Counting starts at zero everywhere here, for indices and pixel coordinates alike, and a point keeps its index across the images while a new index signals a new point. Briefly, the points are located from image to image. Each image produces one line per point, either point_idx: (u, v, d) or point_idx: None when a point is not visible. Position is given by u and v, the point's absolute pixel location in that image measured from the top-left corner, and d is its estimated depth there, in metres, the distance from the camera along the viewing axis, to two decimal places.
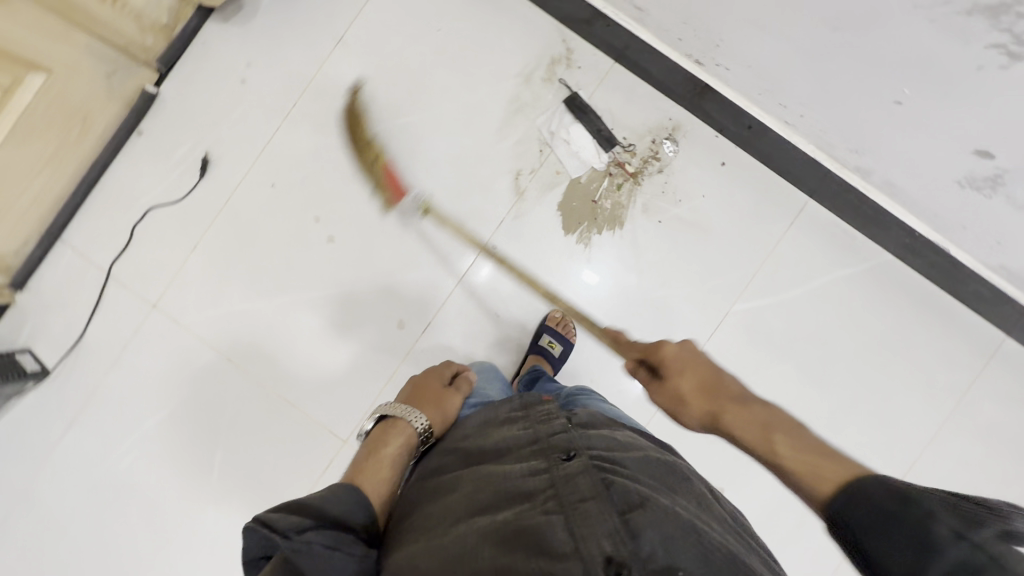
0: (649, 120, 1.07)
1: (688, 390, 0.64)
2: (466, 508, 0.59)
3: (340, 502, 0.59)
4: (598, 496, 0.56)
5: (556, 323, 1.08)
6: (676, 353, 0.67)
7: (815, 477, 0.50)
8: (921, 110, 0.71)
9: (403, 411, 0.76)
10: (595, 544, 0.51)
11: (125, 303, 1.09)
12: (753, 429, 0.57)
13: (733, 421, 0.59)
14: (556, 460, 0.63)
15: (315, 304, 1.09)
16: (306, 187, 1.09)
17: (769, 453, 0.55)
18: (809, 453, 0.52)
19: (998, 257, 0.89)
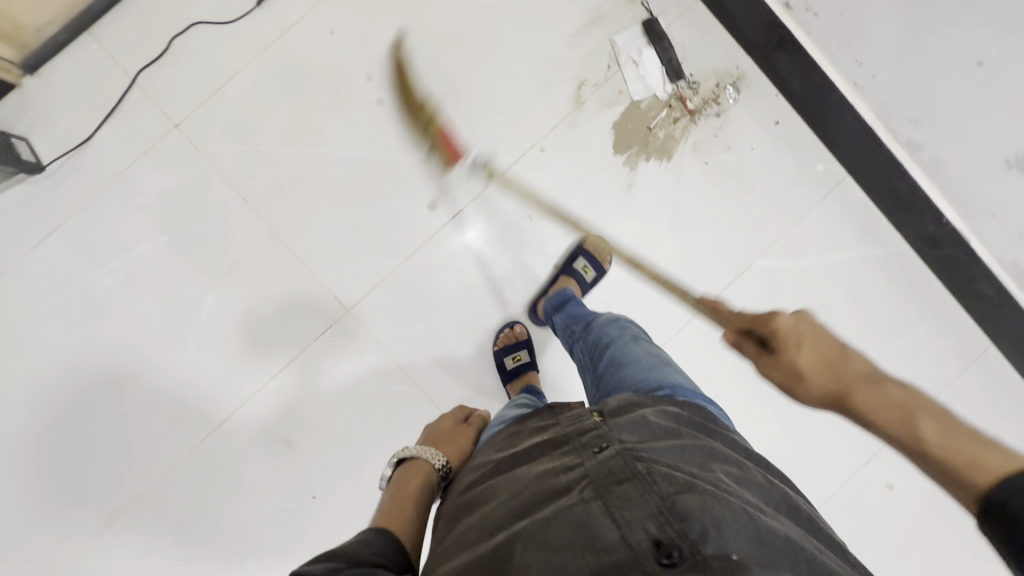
0: (718, 64, 1.08)
1: (808, 364, 0.59)
2: (503, 511, 0.56)
3: (362, 546, 0.56)
4: (639, 481, 0.54)
5: (593, 248, 1.05)
6: (790, 329, 0.62)
7: (970, 464, 0.45)
8: (999, 74, 0.75)
9: (420, 451, 0.80)
10: (642, 530, 0.49)
11: (144, 116, 1.02)
12: (889, 413, 0.52)
13: (862, 402, 0.54)
14: (589, 453, 0.59)
15: (347, 164, 1.05)
16: (366, 43, 1.04)
17: (906, 432, 0.50)
18: (956, 435, 0.47)
19: (1016, 251, 0.94)
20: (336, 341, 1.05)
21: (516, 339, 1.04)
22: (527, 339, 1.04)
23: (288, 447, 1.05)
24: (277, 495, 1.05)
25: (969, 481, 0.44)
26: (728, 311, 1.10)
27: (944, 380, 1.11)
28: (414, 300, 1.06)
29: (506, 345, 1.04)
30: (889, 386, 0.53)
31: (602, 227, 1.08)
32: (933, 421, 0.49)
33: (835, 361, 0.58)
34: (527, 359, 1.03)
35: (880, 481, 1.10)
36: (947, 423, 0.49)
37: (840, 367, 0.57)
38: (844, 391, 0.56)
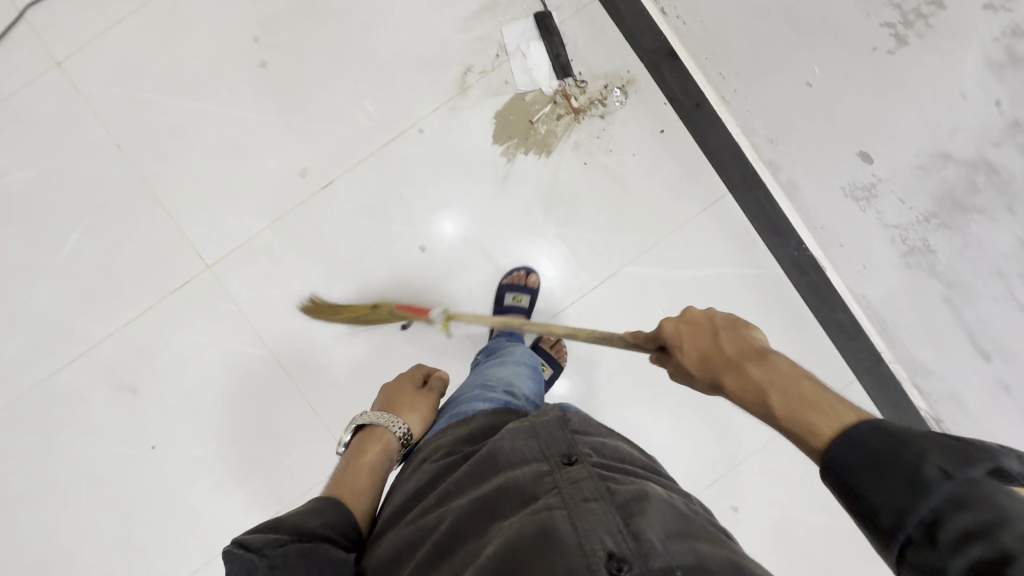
0: (608, 65, 1.08)
1: (690, 360, 0.56)
2: (466, 507, 0.55)
3: (314, 518, 0.58)
4: (602, 497, 0.53)
5: (550, 345, 1.09)
6: (672, 328, 0.59)
7: (811, 434, 0.45)
8: (824, 95, 0.73)
9: (382, 418, 0.77)
10: (599, 543, 0.48)
11: (28, 50, 1.03)
12: (755, 401, 0.50)
13: (729, 387, 0.52)
14: (557, 460, 0.59)
15: (224, 121, 1.05)
16: (257, 4, 1.05)
17: (765, 412, 0.49)
18: (799, 400, 0.47)
19: (861, 285, 0.93)
20: (195, 295, 1.06)
21: (523, 283, 1.07)
22: (533, 289, 1.07)
23: (134, 395, 1.06)
24: (118, 439, 1.05)
25: (813, 448, 0.44)
26: (591, 314, 1.10)
27: None
28: (276, 263, 1.06)
29: (511, 284, 1.06)
30: (750, 365, 0.51)
31: (473, 216, 1.08)
32: (784, 399, 0.47)
33: (712, 344, 0.55)
34: (524, 304, 1.05)
35: (725, 501, 1.08)
36: (795, 395, 0.47)
37: (714, 356, 0.54)
38: (720, 380, 0.53)
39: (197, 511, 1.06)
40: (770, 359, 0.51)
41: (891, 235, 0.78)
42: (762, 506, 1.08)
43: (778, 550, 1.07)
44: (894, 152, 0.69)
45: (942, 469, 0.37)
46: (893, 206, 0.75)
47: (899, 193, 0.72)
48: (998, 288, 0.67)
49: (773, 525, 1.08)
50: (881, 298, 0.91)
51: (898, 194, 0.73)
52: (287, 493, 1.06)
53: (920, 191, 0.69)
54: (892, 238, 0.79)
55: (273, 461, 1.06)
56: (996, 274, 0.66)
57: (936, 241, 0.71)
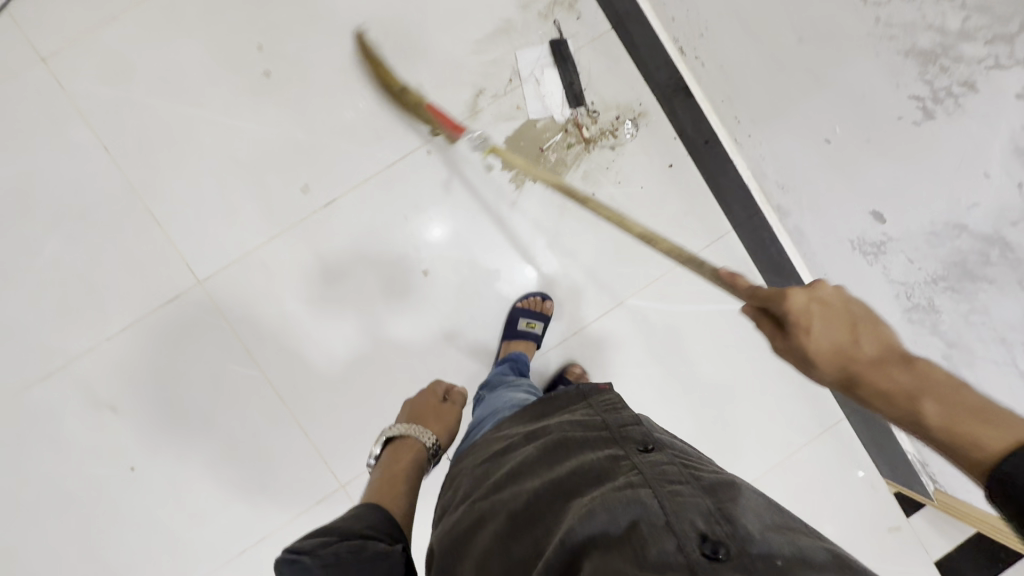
0: (620, 97, 1.07)
1: (819, 352, 0.48)
2: (546, 485, 0.56)
3: (359, 520, 0.59)
4: (687, 481, 0.53)
5: (574, 377, 1.05)
6: (802, 304, 0.50)
7: (981, 452, 0.37)
8: (843, 153, 0.74)
9: (409, 431, 0.84)
10: (689, 521, 0.47)
11: (11, 43, 0.97)
12: (900, 406, 0.43)
13: (868, 390, 0.45)
14: (633, 449, 0.59)
15: (221, 130, 1.01)
16: (261, 11, 1.01)
17: (916, 424, 0.41)
18: (962, 412, 0.39)
19: None
20: (183, 309, 1.01)
21: (537, 309, 1.05)
22: (547, 316, 1.05)
23: (113, 413, 1.00)
24: (94, 459, 1.00)
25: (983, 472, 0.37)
26: (593, 344, 1.09)
27: (794, 444, 1.11)
28: (272, 281, 1.02)
29: (526, 308, 1.04)
30: (896, 370, 0.44)
31: (480, 241, 1.06)
32: (946, 409, 0.40)
33: (855, 325, 0.48)
34: (537, 331, 1.03)
35: None
36: (958, 406, 0.40)
37: (849, 354, 0.47)
38: (856, 380, 0.46)
39: (179, 536, 1.01)
40: (920, 364, 0.44)
41: (896, 291, 0.80)
42: None
43: None
44: (908, 216, 0.70)
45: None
46: (902, 266, 0.76)
47: (908, 254, 0.74)
48: (999, 355, 0.68)
49: None
50: None
51: (907, 254, 0.74)
52: (275, 519, 1.02)
53: (931, 254, 0.70)
54: (897, 294, 0.81)
55: (260, 485, 1.03)
56: (998, 341, 0.67)
57: (942, 302, 0.73)
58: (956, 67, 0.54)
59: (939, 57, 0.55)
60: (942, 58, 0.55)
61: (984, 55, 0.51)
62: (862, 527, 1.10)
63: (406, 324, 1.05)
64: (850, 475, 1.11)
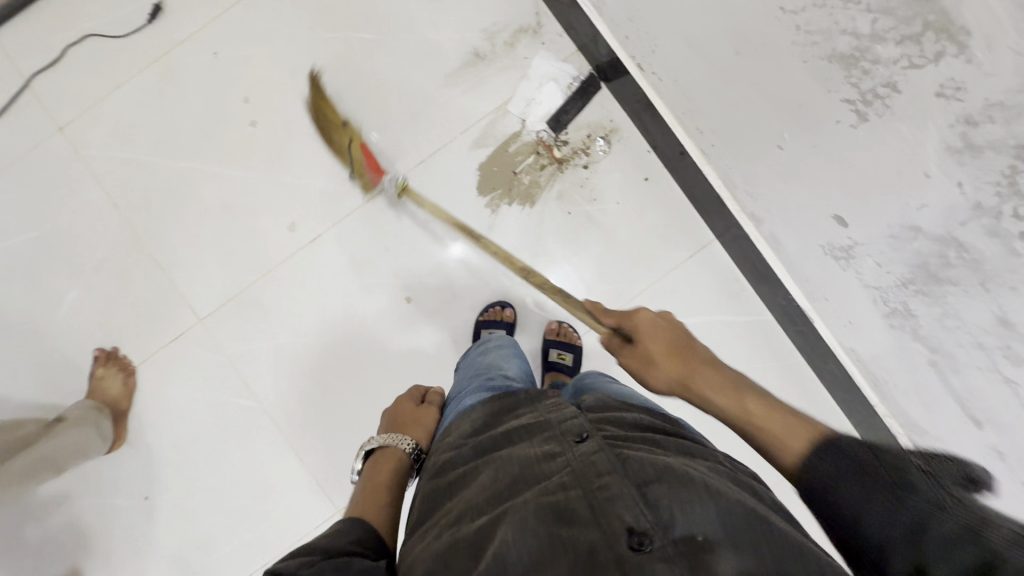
0: (590, 115, 1.08)
1: (659, 354, 0.73)
2: (483, 491, 0.56)
3: (339, 539, 0.56)
4: (615, 470, 0.52)
5: (557, 333, 1.08)
6: (654, 333, 0.76)
7: (784, 446, 0.54)
8: (796, 159, 0.72)
9: (388, 438, 0.79)
10: (617, 515, 0.48)
11: (33, 117, 1.08)
12: (724, 395, 0.64)
13: (695, 388, 0.68)
14: (569, 442, 0.59)
15: (215, 179, 1.09)
16: (246, 66, 1.09)
17: (745, 421, 0.60)
18: (778, 413, 0.58)
19: (850, 339, 0.91)
20: (187, 348, 1.08)
21: (498, 318, 1.06)
22: (509, 323, 1.06)
23: (129, 446, 1.08)
24: (116, 490, 1.08)
25: (787, 455, 0.53)
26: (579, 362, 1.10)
27: None
28: (265, 316, 1.08)
29: (488, 319, 1.06)
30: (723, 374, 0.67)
31: (460, 266, 1.09)
32: (762, 405, 0.60)
33: (686, 358, 0.72)
34: None
35: None
36: (774, 411, 0.58)
37: (682, 355, 0.72)
38: (683, 382, 0.70)
39: (192, 562, 1.07)
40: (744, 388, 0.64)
41: (873, 296, 0.77)
42: None
43: None
44: (867, 220, 0.68)
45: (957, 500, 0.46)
46: (871, 270, 0.73)
47: (875, 258, 0.71)
48: (981, 360, 0.64)
49: None
50: (870, 353, 0.88)
51: (874, 258, 0.71)
52: (279, 545, 1.07)
53: (895, 258, 0.67)
54: (874, 299, 0.77)
55: (265, 511, 1.07)
56: (976, 344, 0.63)
57: (916, 306, 0.69)
58: (877, 69, 0.52)
59: (859, 61, 0.53)
60: (862, 60, 0.53)
61: (897, 56, 0.49)
62: None
63: (393, 350, 1.09)
64: None
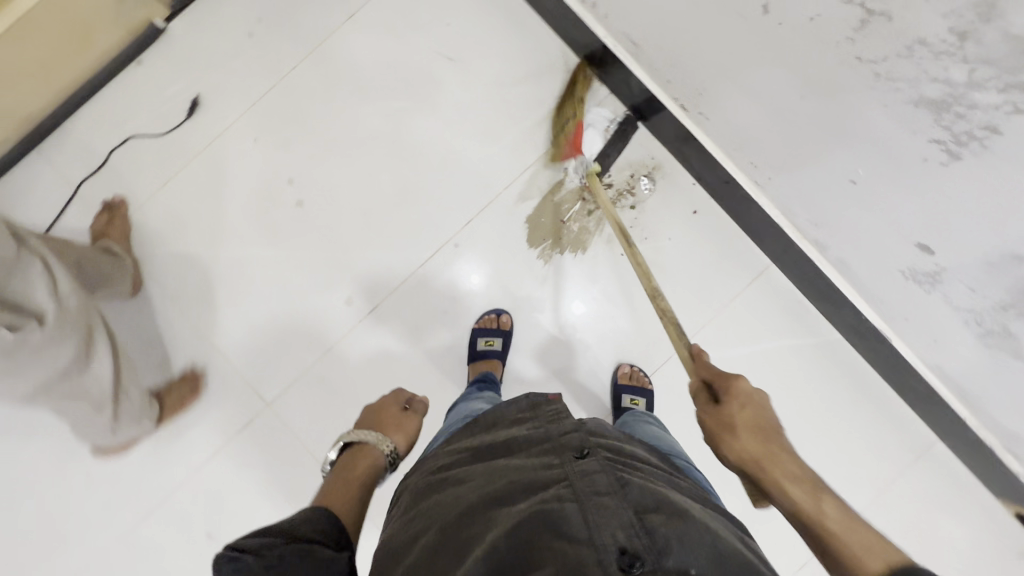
0: (631, 156, 1.08)
1: (743, 424, 0.66)
2: (478, 496, 0.55)
3: (310, 524, 0.57)
4: (614, 492, 0.51)
5: (629, 377, 1.05)
6: (745, 404, 0.68)
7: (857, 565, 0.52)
8: (872, 193, 0.72)
9: (367, 437, 0.82)
10: (609, 534, 0.47)
11: (83, 224, 1.09)
12: (813, 497, 0.59)
13: (776, 473, 0.62)
14: (568, 455, 0.57)
15: (269, 262, 1.09)
16: (287, 148, 1.10)
17: (818, 522, 0.57)
18: (853, 527, 0.55)
19: (935, 356, 0.90)
20: (258, 434, 1.08)
21: (495, 325, 1.06)
22: (506, 329, 1.06)
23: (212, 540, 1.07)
24: None
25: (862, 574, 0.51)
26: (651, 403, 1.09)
27: (883, 474, 1.06)
28: (331, 393, 1.08)
29: (483, 328, 1.06)
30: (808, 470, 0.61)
31: (521, 320, 1.08)
32: (840, 509, 0.57)
33: (768, 440, 0.64)
34: (498, 347, 1.04)
35: None
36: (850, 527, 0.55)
37: (770, 435, 0.65)
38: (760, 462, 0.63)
39: None
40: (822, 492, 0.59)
41: (964, 318, 0.75)
42: None
43: None
44: (959, 249, 0.67)
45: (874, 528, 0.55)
46: (962, 294, 0.72)
47: (968, 283, 0.70)
48: None
49: None
50: (958, 369, 0.87)
51: (966, 283, 0.70)
52: None
53: (995, 283, 0.66)
54: (966, 320, 0.76)
55: None
56: None
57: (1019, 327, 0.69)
58: (974, 113, 0.52)
59: (953, 106, 0.53)
60: (956, 105, 0.53)
61: (999, 102, 0.49)
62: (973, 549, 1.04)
63: None
64: (948, 496, 1.05)
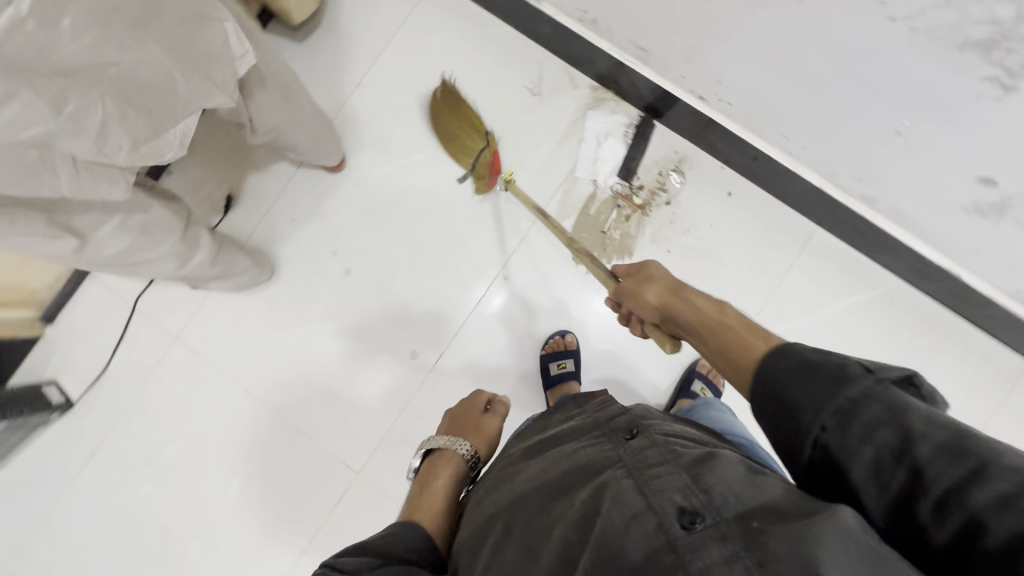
0: (656, 154, 1.10)
1: (655, 281, 0.71)
2: (534, 489, 0.53)
3: (400, 541, 0.58)
4: (668, 461, 0.48)
5: (707, 369, 1.07)
6: (673, 284, 0.70)
7: (745, 353, 0.57)
8: (922, 140, 0.72)
9: (448, 442, 0.78)
10: (668, 500, 0.44)
11: (149, 337, 1.13)
12: (712, 310, 0.64)
13: (681, 307, 0.66)
14: (619, 438, 0.55)
15: (331, 333, 1.12)
16: (325, 222, 1.14)
17: (726, 337, 0.60)
18: (750, 329, 0.59)
19: (1013, 282, 0.89)
20: (355, 504, 1.08)
21: (563, 347, 1.07)
22: (575, 349, 1.07)
23: None
24: None
25: (746, 363, 0.57)
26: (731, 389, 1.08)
27: (981, 409, 1.04)
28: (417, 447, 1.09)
29: (553, 351, 1.07)
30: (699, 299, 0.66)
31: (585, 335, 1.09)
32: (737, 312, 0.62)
33: (709, 312, 0.64)
34: (571, 369, 1.05)
35: None
36: (743, 327, 0.60)
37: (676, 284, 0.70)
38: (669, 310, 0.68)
39: None
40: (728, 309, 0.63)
41: None
42: None
43: None
44: None
45: (863, 365, 0.46)
46: None
47: None
48: None
49: None
50: None
51: None
52: None
53: None
54: None
55: None
56: None
57: None
58: None
59: (1003, 43, 0.54)
60: (1006, 41, 0.53)
61: None
62: None
63: None
64: None
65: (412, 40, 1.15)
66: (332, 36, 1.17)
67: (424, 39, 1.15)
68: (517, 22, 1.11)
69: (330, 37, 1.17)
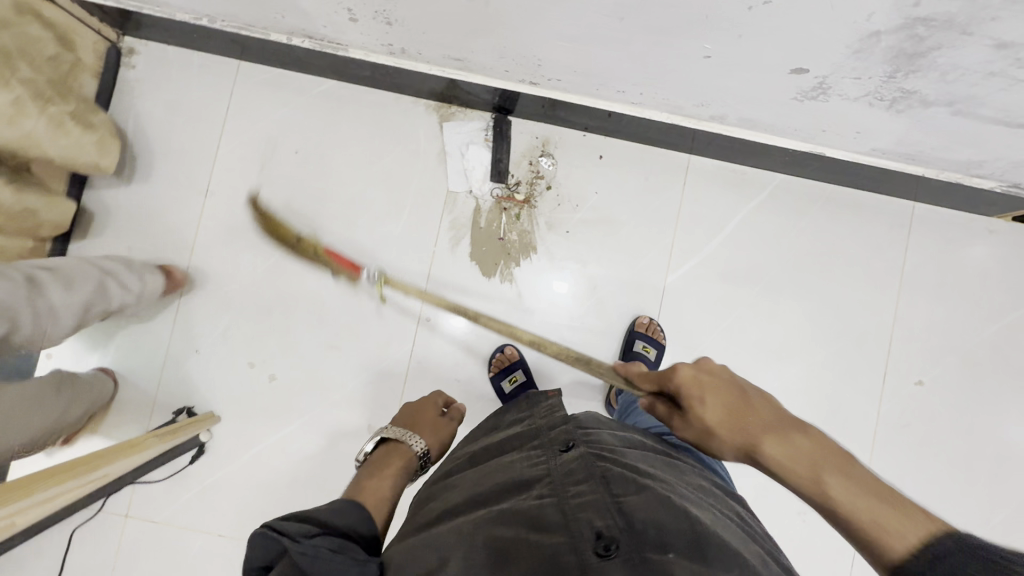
0: (520, 146, 1.10)
1: (714, 416, 0.55)
2: (464, 498, 0.53)
3: (341, 516, 0.55)
4: (592, 480, 0.50)
5: (645, 328, 1.07)
6: (774, 423, 0.53)
7: (883, 533, 0.44)
8: (727, 56, 0.75)
9: (404, 436, 0.76)
10: (586, 521, 0.45)
11: (97, 527, 1.05)
12: (801, 460, 0.50)
13: (765, 456, 0.52)
14: (553, 451, 0.56)
15: (283, 444, 1.07)
16: (230, 338, 1.09)
17: (820, 497, 0.48)
18: (859, 489, 0.47)
19: (867, 144, 0.94)
20: None
21: (508, 362, 1.06)
22: (520, 359, 1.07)
23: None
24: None
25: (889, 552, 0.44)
26: (677, 333, 1.10)
27: (892, 259, 1.11)
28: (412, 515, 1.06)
29: (500, 370, 1.06)
30: (792, 434, 0.51)
31: (526, 341, 1.09)
32: (837, 469, 0.48)
33: (825, 463, 0.49)
34: (523, 379, 1.05)
35: (909, 381, 1.10)
36: (852, 480, 0.47)
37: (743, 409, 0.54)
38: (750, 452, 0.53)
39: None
40: (814, 437, 0.51)
41: (868, 102, 0.79)
42: (935, 356, 1.10)
43: (972, 376, 1.10)
44: (826, 56, 0.70)
45: None
46: (851, 86, 0.76)
47: (850, 76, 0.74)
48: (1002, 78, 0.68)
49: (954, 362, 1.10)
50: (893, 142, 0.92)
51: (850, 77, 0.74)
52: None
53: (870, 64, 0.70)
54: (871, 103, 0.80)
55: None
56: (990, 73, 0.68)
57: (913, 84, 0.73)
58: None
59: None
60: None
61: None
62: (994, 267, 1.11)
63: None
64: (951, 240, 1.11)
65: (242, 128, 1.11)
66: (160, 153, 1.11)
67: (254, 124, 1.11)
68: (336, 74, 1.09)
69: (159, 155, 1.11)
